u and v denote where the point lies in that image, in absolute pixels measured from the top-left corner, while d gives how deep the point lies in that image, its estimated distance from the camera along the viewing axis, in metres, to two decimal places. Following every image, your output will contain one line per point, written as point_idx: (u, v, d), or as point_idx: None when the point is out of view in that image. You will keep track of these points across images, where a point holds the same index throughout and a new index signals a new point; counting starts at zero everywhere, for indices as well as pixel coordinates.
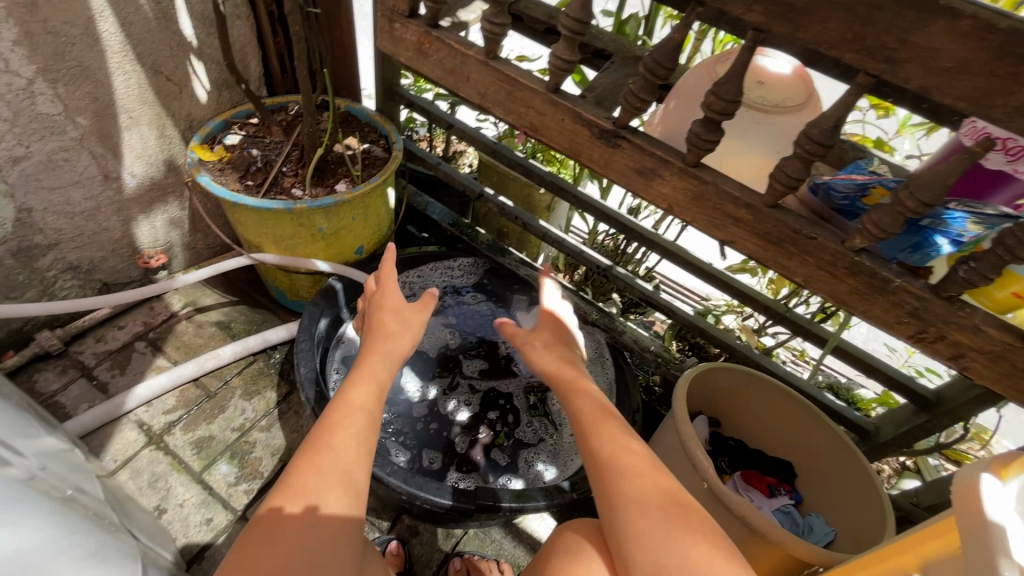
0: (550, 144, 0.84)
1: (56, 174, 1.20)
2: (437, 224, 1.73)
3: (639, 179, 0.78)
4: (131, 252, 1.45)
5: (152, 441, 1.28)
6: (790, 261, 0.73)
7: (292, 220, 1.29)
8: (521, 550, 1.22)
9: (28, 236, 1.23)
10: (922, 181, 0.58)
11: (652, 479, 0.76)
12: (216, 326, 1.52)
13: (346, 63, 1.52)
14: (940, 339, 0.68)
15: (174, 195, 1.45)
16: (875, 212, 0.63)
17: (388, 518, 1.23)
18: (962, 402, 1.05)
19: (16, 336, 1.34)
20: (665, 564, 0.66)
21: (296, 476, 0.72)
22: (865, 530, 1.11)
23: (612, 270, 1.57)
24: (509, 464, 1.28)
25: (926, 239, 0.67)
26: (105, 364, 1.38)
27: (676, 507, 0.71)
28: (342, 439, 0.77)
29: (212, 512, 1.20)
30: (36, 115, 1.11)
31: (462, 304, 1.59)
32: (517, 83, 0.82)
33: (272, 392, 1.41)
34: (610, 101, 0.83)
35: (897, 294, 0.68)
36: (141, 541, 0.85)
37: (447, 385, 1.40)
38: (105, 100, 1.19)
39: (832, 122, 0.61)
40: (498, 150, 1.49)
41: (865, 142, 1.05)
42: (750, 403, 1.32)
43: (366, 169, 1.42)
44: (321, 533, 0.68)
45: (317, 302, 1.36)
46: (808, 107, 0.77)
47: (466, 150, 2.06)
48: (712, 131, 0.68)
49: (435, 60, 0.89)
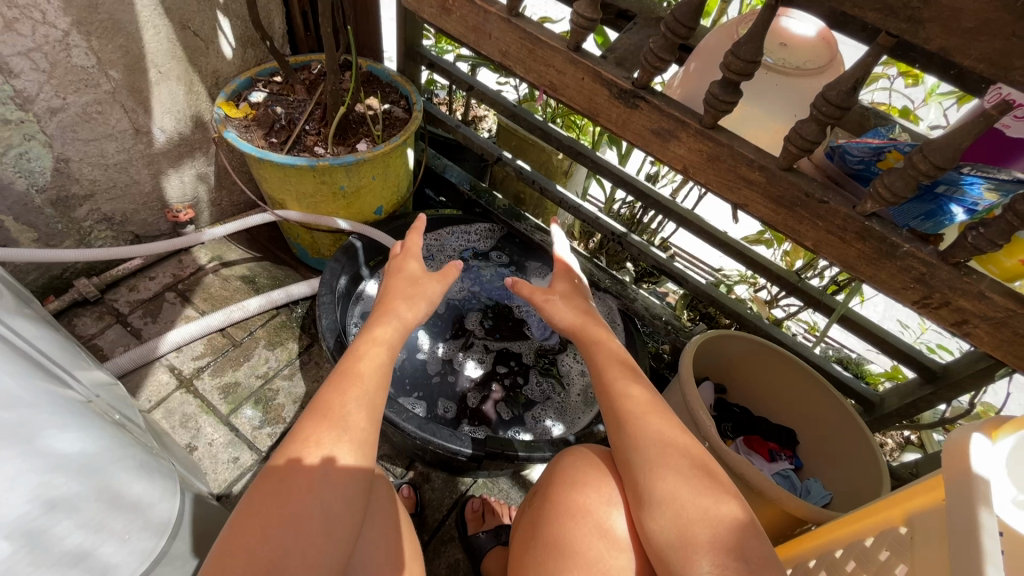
0: (569, 104, 0.85)
1: (91, 126, 1.24)
2: (455, 187, 1.75)
3: (656, 140, 0.80)
4: (161, 206, 1.50)
5: (183, 384, 1.35)
6: (801, 225, 0.75)
7: (315, 178, 1.32)
8: None
9: (66, 186, 1.28)
10: (935, 145, 0.59)
11: (656, 422, 0.80)
12: (241, 280, 1.58)
13: (369, 22, 1.52)
14: (944, 305, 0.70)
15: (201, 150, 1.49)
16: (888, 176, 0.63)
17: (402, 465, 1.30)
18: (967, 375, 1.07)
19: (56, 282, 1.42)
20: (688, 519, 0.69)
21: (310, 431, 0.74)
22: (861, 492, 1.15)
23: (627, 238, 1.58)
24: (519, 419, 1.33)
25: (941, 207, 0.67)
26: (138, 311, 1.46)
27: (675, 449, 0.76)
28: (364, 376, 0.83)
29: (238, 452, 1.28)
30: (72, 67, 1.14)
31: (478, 266, 1.62)
32: (539, 41, 0.83)
33: (294, 343, 1.47)
34: (631, 61, 0.84)
35: (905, 259, 0.69)
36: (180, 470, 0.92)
37: (462, 343, 1.45)
38: (136, 54, 1.22)
39: (850, 84, 0.62)
40: (518, 113, 1.49)
41: (890, 110, 1.03)
42: (757, 370, 1.35)
43: (386, 130, 1.43)
44: (335, 482, 0.71)
45: (338, 259, 1.41)
46: (830, 70, 0.77)
47: (486, 114, 2.05)
48: (729, 92, 0.69)
49: (458, 17, 0.90)
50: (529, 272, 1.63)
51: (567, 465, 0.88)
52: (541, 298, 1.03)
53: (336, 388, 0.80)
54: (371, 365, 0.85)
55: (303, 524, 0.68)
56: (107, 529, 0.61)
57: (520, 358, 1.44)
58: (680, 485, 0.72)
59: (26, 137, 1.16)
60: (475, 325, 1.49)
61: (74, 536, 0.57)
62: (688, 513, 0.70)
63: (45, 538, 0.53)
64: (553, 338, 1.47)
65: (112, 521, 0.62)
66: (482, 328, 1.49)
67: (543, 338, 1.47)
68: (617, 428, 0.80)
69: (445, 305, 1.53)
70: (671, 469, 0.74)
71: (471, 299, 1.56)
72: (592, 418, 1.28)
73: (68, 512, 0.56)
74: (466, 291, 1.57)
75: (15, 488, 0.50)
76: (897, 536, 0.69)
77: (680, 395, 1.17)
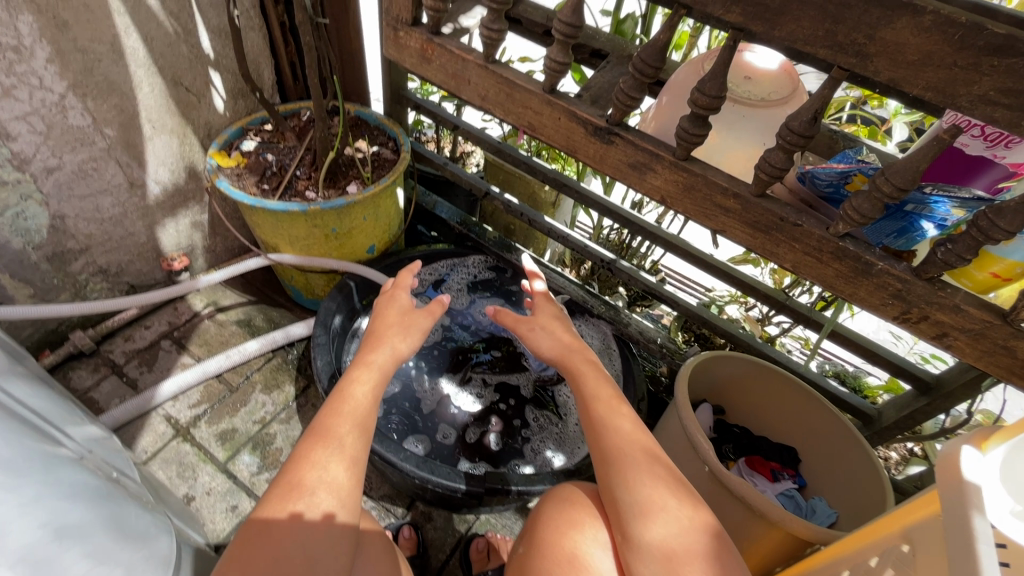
0: (548, 142, 0.88)
1: (86, 182, 1.27)
2: (446, 222, 1.79)
3: (633, 173, 0.82)
4: (156, 255, 1.53)
5: (179, 433, 1.35)
6: (778, 248, 0.77)
7: (307, 222, 1.35)
8: None
9: (62, 241, 1.31)
10: (896, 168, 0.61)
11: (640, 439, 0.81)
12: (237, 324, 1.59)
13: (355, 70, 1.58)
14: (923, 320, 0.71)
15: (194, 200, 1.52)
16: (855, 199, 0.66)
17: (403, 505, 1.28)
18: (960, 384, 1.07)
19: (51, 336, 1.42)
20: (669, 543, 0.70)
21: (294, 472, 0.75)
22: (866, 509, 1.14)
23: (616, 263, 1.61)
24: (519, 451, 1.32)
25: (912, 224, 0.70)
26: (134, 361, 1.46)
27: (659, 473, 0.76)
28: (348, 411, 0.83)
29: (237, 500, 1.26)
30: (68, 127, 1.18)
31: (471, 300, 1.65)
32: (515, 84, 0.86)
33: (290, 386, 1.47)
34: (605, 99, 0.87)
35: (881, 277, 0.71)
36: (176, 522, 0.90)
37: (459, 378, 1.45)
38: (130, 111, 1.26)
39: (810, 114, 0.65)
40: (503, 148, 1.53)
41: (858, 132, 1.07)
42: (752, 389, 1.35)
43: (375, 171, 1.47)
44: (321, 519, 0.71)
45: (332, 297, 1.42)
46: (792, 99, 0.80)
47: (473, 149, 2.11)
48: (699, 125, 0.72)
49: (438, 65, 0.94)
50: (522, 303, 1.64)
51: (557, 493, 0.89)
52: (529, 325, 1.02)
53: (326, 418, 0.82)
54: (360, 398, 0.86)
55: (288, 554, 0.68)
56: (115, 561, 0.58)
57: (517, 390, 1.44)
58: (666, 501, 0.73)
59: (23, 198, 1.19)
60: (471, 359, 1.50)
61: (83, 565, 0.54)
62: (671, 526, 0.71)
63: (53, 566, 0.51)
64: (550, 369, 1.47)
65: (117, 552, 0.59)
66: (479, 362, 1.49)
67: (540, 369, 1.48)
68: (603, 453, 0.81)
69: (440, 340, 1.53)
70: (657, 484, 0.75)
71: (466, 331, 1.57)
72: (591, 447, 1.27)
73: (74, 540, 0.54)
74: (461, 324, 1.59)
75: (17, 516, 0.50)
76: (899, 554, 0.68)
77: (677, 420, 1.17)
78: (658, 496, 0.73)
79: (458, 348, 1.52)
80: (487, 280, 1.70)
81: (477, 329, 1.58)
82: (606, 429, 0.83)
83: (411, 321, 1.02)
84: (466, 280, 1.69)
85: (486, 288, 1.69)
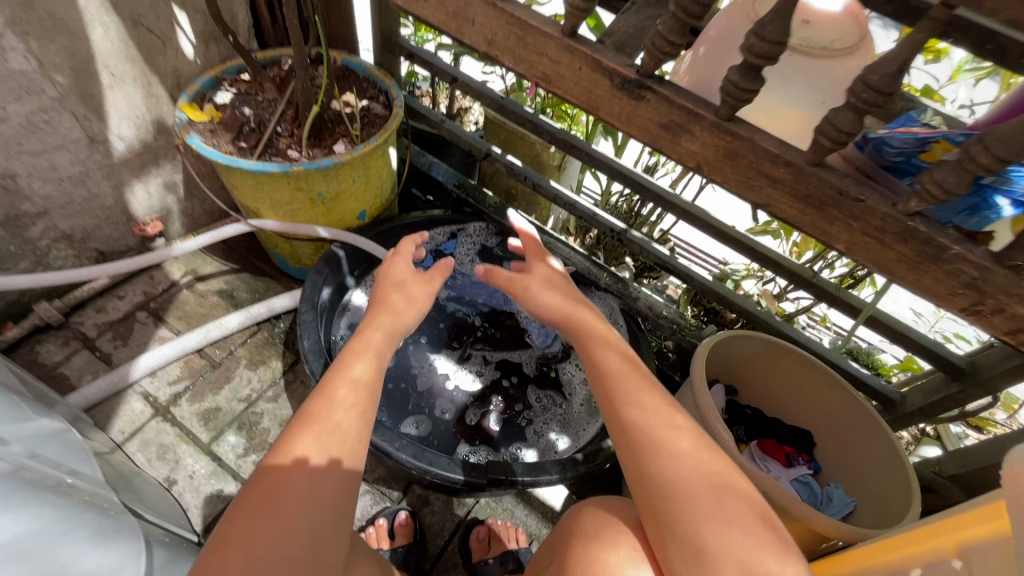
0: (565, 97, 0.76)
1: (38, 137, 1.13)
2: (442, 185, 1.67)
3: (665, 135, 0.71)
4: (126, 219, 1.40)
5: (159, 412, 1.26)
6: (833, 226, 0.66)
7: (290, 185, 1.22)
8: (533, 518, 1.22)
9: (16, 204, 1.18)
10: (998, 135, 0.50)
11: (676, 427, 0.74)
12: (219, 294, 1.48)
13: (341, 12, 1.41)
14: (997, 313, 0.62)
15: (166, 158, 1.38)
16: (940, 170, 0.55)
17: (399, 488, 1.22)
18: (999, 372, 0.99)
19: (14, 307, 1.31)
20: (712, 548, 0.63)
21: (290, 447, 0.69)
22: (891, 503, 1.08)
23: (627, 234, 1.49)
24: (521, 434, 1.25)
25: (985, 201, 0.59)
26: (107, 335, 1.36)
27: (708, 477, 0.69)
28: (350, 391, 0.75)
29: (222, 483, 1.19)
30: (10, 72, 1.03)
31: (470, 271, 1.54)
32: (528, 26, 0.73)
33: (277, 361, 1.39)
34: (632, 46, 0.75)
35: (954, 262, 0.61)
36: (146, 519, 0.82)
37: (458, 355, 1.36)
38: (83, 55, 1.11)
39: (896, 65, 0.53)
40: (506, 105, 1.38)
41: (913, 91, 0.94)
42: (770, 371, 1.28)
43: (365, 128, 1.33)
44: (322, 498, 0.65)
45: (320, 271, 1.31)
46: (860, 51, 0.69)
47: (471, 105, 1.95)
48: (751, 78, 0.60)
49: (436, 1, 0.80)
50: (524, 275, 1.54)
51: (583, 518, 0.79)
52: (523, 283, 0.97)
53: (322, 395, 0.74)
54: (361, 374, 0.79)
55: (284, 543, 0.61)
56: None
57: (520, 369, 1.36)
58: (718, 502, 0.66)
59: None
60: (471, 334, 1.40)
61: None
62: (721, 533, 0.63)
63: None
64: (555, 345, 1.39)
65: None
66: (479, 337, 1.40)
67: (544, 345, 1.38)
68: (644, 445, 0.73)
69: (437, 313, 1.43)
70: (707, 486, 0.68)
71: (465, 303, 1.47)
72: (598, 431, 1.20)
73: None
74: (460, 297, 1.48)
75: None
76: None
77: (693, 404, 1.09)
78: (688, 488, 0.67)
79: (457, 323, 1.42)
80: (487, 250, 1.59)
81: (476, 302, 1.47)
82: (635, 413, 0.76)
83: (414, 295, 0.96)
84: (465, 251, 1.59)
85: (487, 258, 1.60)
